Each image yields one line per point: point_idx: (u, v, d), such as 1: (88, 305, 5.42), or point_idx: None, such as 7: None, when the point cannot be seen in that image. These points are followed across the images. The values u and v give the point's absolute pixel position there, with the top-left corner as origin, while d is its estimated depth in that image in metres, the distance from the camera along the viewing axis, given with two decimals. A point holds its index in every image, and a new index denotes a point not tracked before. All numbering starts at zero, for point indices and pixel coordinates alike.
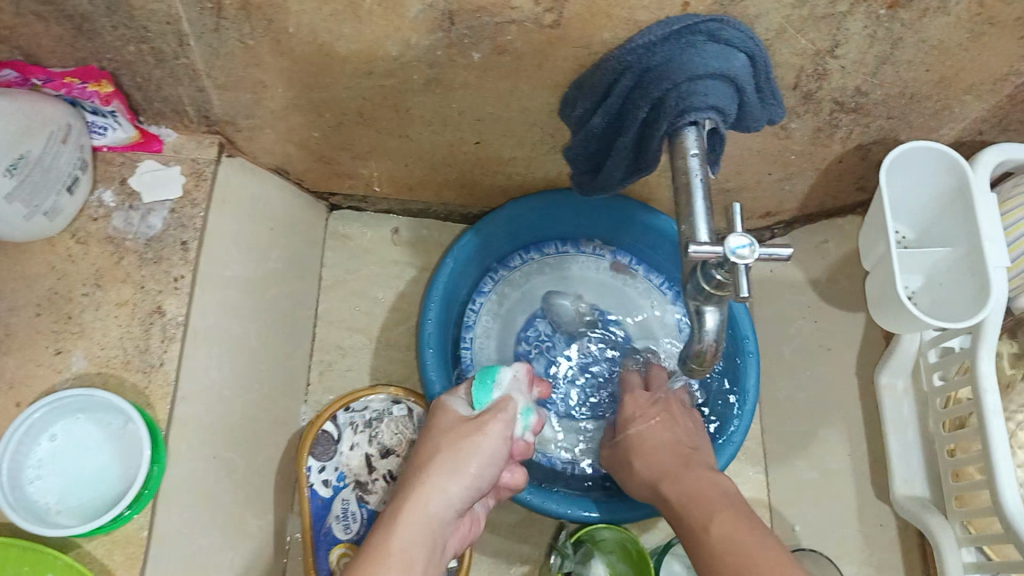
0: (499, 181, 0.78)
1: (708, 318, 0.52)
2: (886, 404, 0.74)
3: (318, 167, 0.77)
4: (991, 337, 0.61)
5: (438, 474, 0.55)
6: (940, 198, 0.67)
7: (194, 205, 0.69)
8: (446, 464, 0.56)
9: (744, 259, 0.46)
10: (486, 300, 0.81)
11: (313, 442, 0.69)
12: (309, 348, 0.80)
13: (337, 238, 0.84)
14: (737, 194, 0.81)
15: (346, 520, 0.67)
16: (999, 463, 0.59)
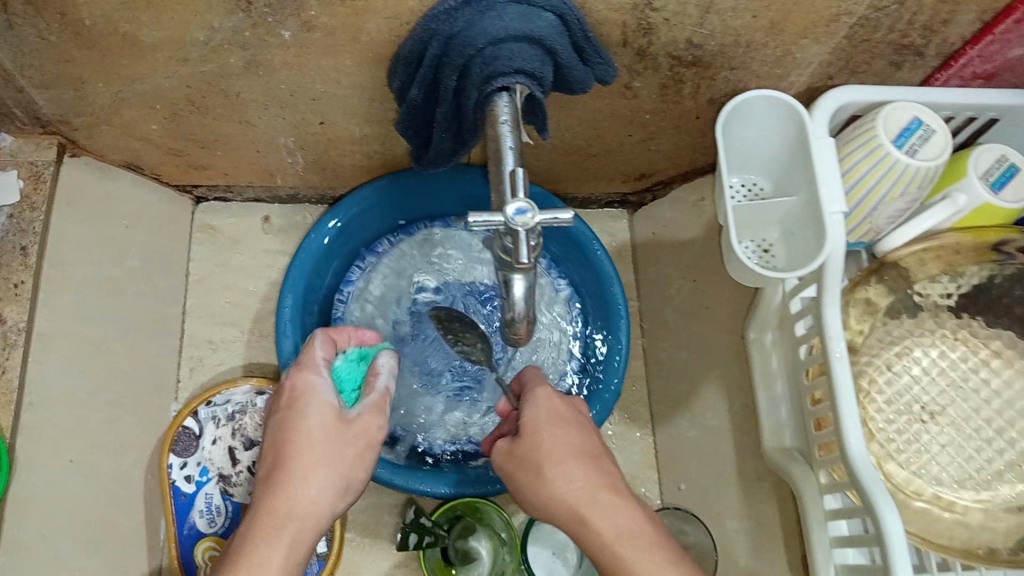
0: (358, 162, 0.77)
1: (515, 285, 0.53)
2: (756, 357, 0.74)
3: (170, 160, 0.75)
4: (833, 283, 0.60)
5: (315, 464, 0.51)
6: (785, 147, 0.66)
7: (32, 209, 0.68)
8: (316, 464, 0.51)
9: (524, 225, 0.46)
10: (355, 288, 0.80)
11: (174, 439, 0.69)
12: (179, 344, 0.80)
13: (205, 231, 0.83)
14: (602, 157, 0.81)
15: (210, 514, 0.69)
16: (845, 407, 0.59)
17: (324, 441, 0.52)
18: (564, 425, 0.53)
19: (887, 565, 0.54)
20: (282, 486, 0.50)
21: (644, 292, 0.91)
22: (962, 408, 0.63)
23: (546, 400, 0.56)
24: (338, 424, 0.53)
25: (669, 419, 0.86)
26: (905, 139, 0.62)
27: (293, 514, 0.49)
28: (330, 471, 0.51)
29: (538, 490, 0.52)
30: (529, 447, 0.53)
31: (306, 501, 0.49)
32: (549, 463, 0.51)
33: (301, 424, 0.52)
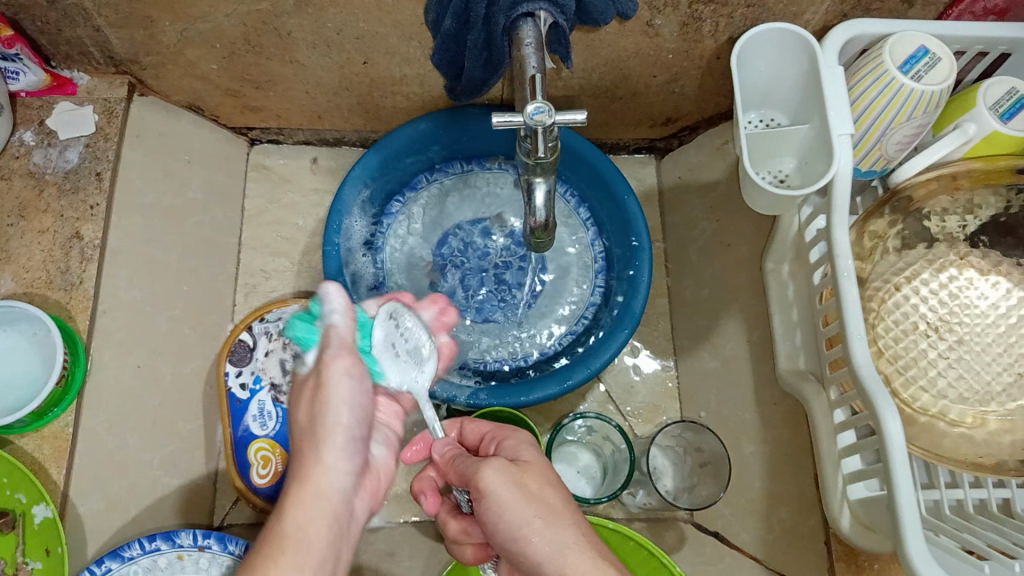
0: (400, 104, 0.83)
1: (536, 192, 0.58)
2: (773, 286, 0.76)
3: (229, 101, 0.82)
4: (842, 202, 0.63)
5: (319, 460, 0.52)
6: (798, 79, 0.70)
7: (106, 139, 0.75)
8: (317, 452, 0.52)
9: (542, 122, 0.50)
10: (394, 222, 0.86)
11: (230, 350, 0.76)
12: (234, 272, 0.87)
13: (260, 170, 0.90)
14: (628, 100, 0.85)
15: (263, 419, 0.75)
16: (849, 312, 0.61)
17: (306, 428, 0.53)
18: (560, 487, 0.53)
19: (887, 462, 0.56)
20: (286, 505, 0.50)
21: (669, 235, 0.95)
22: (969, 325, 0.65)
23: (542, 460, 0.56)
24: (328, 396, 0.54)
25: (690, 352, 0.90)
26: (911, 66, 0.64)
27: (302, 524, 0.49)
28: (311, 458, 0.52)
29: (529, 548, 0.50)
30: (532, 496, 0.51)
31: (301, 506, 0.50)
32: (547, 521, 0.50)
33: (299, 420, 0.54)
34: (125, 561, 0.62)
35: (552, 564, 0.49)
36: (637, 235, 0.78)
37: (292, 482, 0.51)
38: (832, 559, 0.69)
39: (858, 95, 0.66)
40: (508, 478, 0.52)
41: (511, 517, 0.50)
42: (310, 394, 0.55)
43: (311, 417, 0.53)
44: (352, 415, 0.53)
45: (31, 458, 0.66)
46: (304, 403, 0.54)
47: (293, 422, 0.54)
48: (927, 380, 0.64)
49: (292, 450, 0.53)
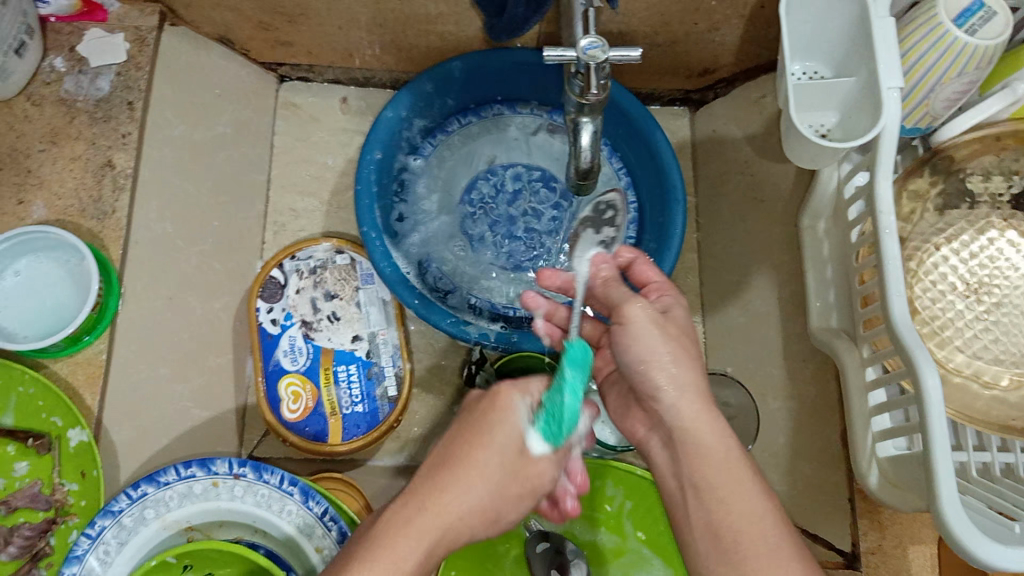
0: (433, 44, 0.81)
1: (584, 133, 0.57)
2: (808, 244, 0.75)
3: (260, 35, 0.80)
4: (889, 152, 0.62)
5: (453, 498, 0.48)
6: (847, 32, 0.68)
7: (138, 69, 0.74)
8: (466, 499, 0.48)
9: (595, 58, 0.49)
10: (427, 164, 0.85)
11: (261, 286, 0.75)
12: (262, 211, 0.85)
13: (288, 107, 0.88)
14: (666, 48, 0.83)
15: (293, 354, 0.75)
16: (889, 265, 0.60)
17: (474, 466, 0.49)
18: (686, 338, 0.54)
19: (925, 422, 0.55)
20: (418, 523, 0.46)
21: (701, 188, 0.94)
22: (1006, 287, 0.65)
23: (687, 319, 0.57)
24: (513, 468, 0.50)
25: (718, 307, 0.90)
26: (966, 19, 0.63)
27: (412, 575, 0.45)
28: (462, 497, 0.48)
29: (649, 380, 0.53)
30: (665, 331, 0.54)
31: (426, 547, 0.46)
32: (675, 358, 0.52)
33: (477, 453, 0.50)
34: (162, 485, 0.62)
35: (669, 395, 0.52)
36: (673, 186, 0.77)
37: (435, 503, 0.47)
38: (855, 514, 0.71)
39: (909, 48, 0.65)
40: (648, 313, 0.54)
41: (639, 345, 0.53)
42: (502, 448, 0.50)
43: (485, 475, 0.49)
44: (505, 506, 0.50)
45: (65, 383, 0.68)
46: (493, 445, 0.50)
47: (470, 445, 0.50)
48: (963, 340, 0.64)
49: (451, 475, 0.49)
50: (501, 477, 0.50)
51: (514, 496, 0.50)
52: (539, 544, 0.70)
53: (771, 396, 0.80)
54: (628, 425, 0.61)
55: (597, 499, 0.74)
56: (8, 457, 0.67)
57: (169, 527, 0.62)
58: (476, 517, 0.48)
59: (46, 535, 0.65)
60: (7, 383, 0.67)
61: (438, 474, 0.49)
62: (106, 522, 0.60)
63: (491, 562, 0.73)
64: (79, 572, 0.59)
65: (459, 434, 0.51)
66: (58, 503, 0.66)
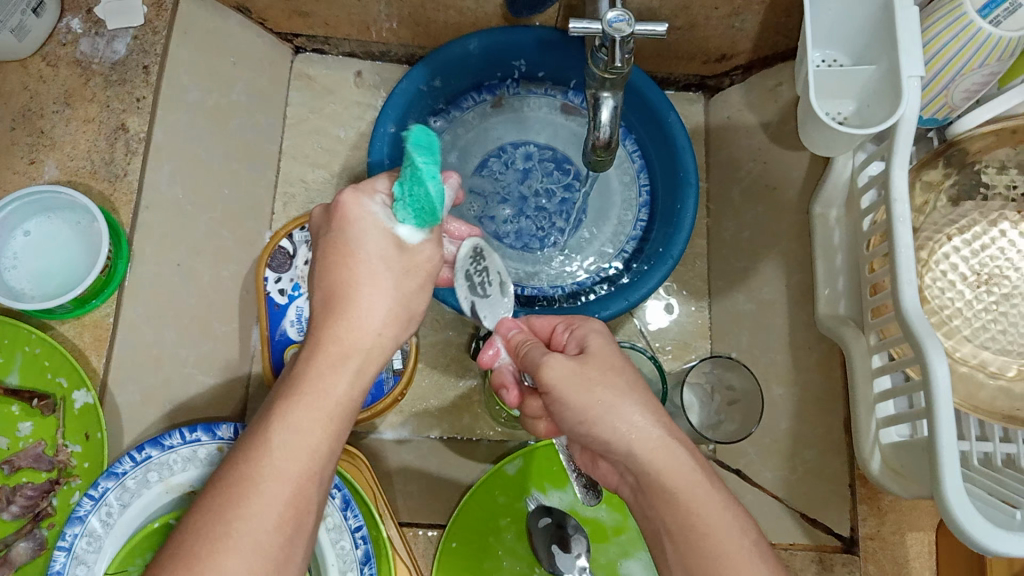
0: (451, 19, 0.81)
1: (603, 109, 0.57)
2: (819, 231, 0.75)
3: (277, 4, 0.80)
4: (907, 137, 0.61)
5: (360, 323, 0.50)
6: (868, 19, 0.68)
7: (155, 32, 0.74)
8: (374, 319, 0.51)
9: (620, 31, 0.49)
10: (439, 140, 0.85)
11: (269, 255, 0.75)
12: (274, 180, 0.85)
13: (302, 79, 0.88)
14: (685, 32, 0.83)
15: (300, 325, 0.75)
16: (902, 255, 0.59)
17: (362, 288, 0.50)
18: (624, 372, 0.53)
19: (930, 409, 0.55)
20: (329, 354, 0.49)
21: (713, 174, 0.94)
22: (1016, 279, 0.64)
23: (608, 348, 0.55)
24: (393, 266, 0.51)
25: (726, 294, 0.90)
26: (991, 10, 0.62)
27: (340, 397, 0.49)
28: (358, 321, 0.50)
29: (596, 429, 0.51)
30: (591, 381, 0.52)
31: (345, 372, 0.49)
32: (614, 405, 0.51)
33: (357, 270, 0.50)
34: (166, 449, 0.62)
35: (621, 442, 0.51)
36: (685, 169, 0.77)
37: (337, 334, 0.50)
38: (855, 500, 0.72)
39: (931, 37, 0.65)
40: (569, 366, 0.52)
41: (576, 403, 0.51)
42: (384, 257, 0.51)
43: (374, 291, 0.51)
44: (413, 306, 0.53)
45: (72, 345, 0.68)
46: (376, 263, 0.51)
47: (343, 266, 0.51)
48: (971, 330, 0.64)
49: (345, 301, 0.50)
50: (396, 286, 0.51)
51: (414, 289, 0.52)
52: (541, 519, 0.72)
53: (776, 382, 0.80)
54: (598, 472, 0.59)
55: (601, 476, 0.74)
56: (13, 417, 0.67)
57: (172, 491, 0.62)
58: (379, 336, 0.51)
59: (47, 496, 0.65)
60: (14, 341, 0.67)
61: (335, 303, 0.51)
62: (109, 484, 0.60)
63: (493, 536, 0.73)
64: (82, 533, 0.59)
65: (337, 253, 0.51)
66: (60, 464, 0.66)
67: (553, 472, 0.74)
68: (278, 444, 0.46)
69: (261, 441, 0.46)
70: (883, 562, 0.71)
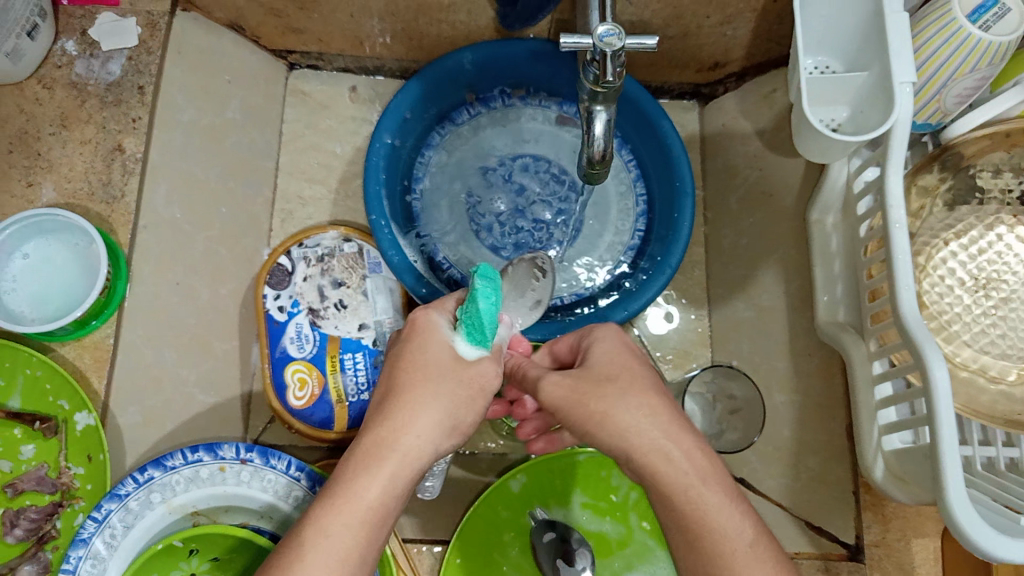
0: (445, 33, 0.81)
1: (597, 121, 0.56)
2: (817, 238, 0.75)
3: (270, 22, 0.80)
4: (902, 142, 0.61)
5: (410, 432, 0.49)
6: (859, 25, 0.68)
7: (149, 53, 0.74)
8: (422, 425, 0.50)
9: (612, 45, 0.49)
10: (434, 154, 0.85)
11: (268, 273, 0.75)
12: (270, 197, 0.85)
13: (298, 95, 0.88)
14: (678, 41, 0.84)
15: (300, 342, 0.74)
16: (898, 262, 0.60)
17: (415, 393, 0.51)
18: (618, 380, 0.52)
19: (932, 413, 0.55)
20: (369, 456, 0.48)
21: (709, 182, 0.94)
22: (1014, 283, 0.65)
23: (612, 357, 0.54)
24: (453, 379, 0.52)
25: (725, 301, 0.89)
26: (980, 15, 0.63)
27: (371, 504, 0.47)
28: (403, 422, 0.49)
29: (594, 440, 0.51)
30: (583, 393, 0.52)
31: (383, 475, 0.47)
32: (604, 415, 0.50)
33: (417, 378, 0.51)
34: (168, 469, 0.62)
35: (618, 450, 0.49)
36: (681, 178, 0.77)
37: (380, 435, 0.49)
38: (858, 508, 0.71)
39: (922, 43, 0.65)
40: (564, 385, 0.53)
41: (572, 419, 0.52)
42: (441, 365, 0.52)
43: (425, 393, 0.51)
44: (466, 415, 0.51)
45: (72, 367, 0.68)
46: (430, 370, 0.52)
47: (405, 370, 0.52)
48: (970, 335, 0.64)
49: (395, 403, 0.50)
50: (449, 396, 0.51)
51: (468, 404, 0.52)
52: (545, 534, 0.72)
53: (777, 389, 0.80)
54: None
55: (604, 488, 0.74)
56: (15, 440, 0.66)
57: (174, 511, 0.62)
58: (421, 441, 0.49)
59: (52, 518, 0.65)
60: (13, 365, 0.67)
61: (385, 408, 0.51)
62: (113, 506, 0.60)
63: (497, 552, 0.73)
64: (86, 555, 0.59)
65: (402, 365, 0.53)
66: (63, 486, 0.66)
67: (554, 486, 0.74)
68: (309, 555, 0.45)
69: (291, 552, 0.45)
70: (888, 569, 0.71)
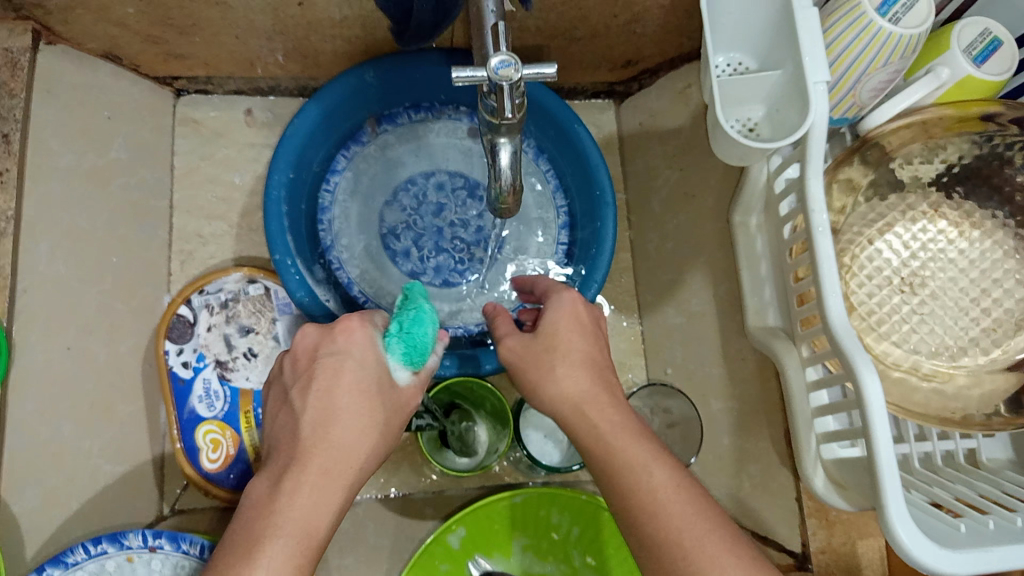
0: (341, 49, 0.75)
1: (502, 153, 0.52)
2: (741, 241, 0.73)
3: (149, 48, 0.74)
4: (817, 149, 0.59)
5: (339, 442, 0.48)
6: (770, 22, 0.66)
7: (11, 96, 0.65)
8: (346, 436, 0.48)
9: (507, 79, 0.45)
10: (341, 179, 0.80)
11: (168, 327, 0.70)
12: (167, 239, 0.80)
13: (188, 124, 0.82)
14: (588, 42, 0.80)
15: (209, 399, 0.70)
16: (824, 270, 0.58)
17: (365, 410, 0.50)
18: (556, 346, 0.53)
19: (866, 426, 0.53)
20: (300, 476, 0.46)
21: (631, 184, 0.92)
22: (939, 276, 0.63)
23: (562, 320, 0.54)
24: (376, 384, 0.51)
25: (656, 308, 0.88)
26: (889, 7, 0.61)
27: (302, 523, 0.45)
28: (354, 444, 0.48)
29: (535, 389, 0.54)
30: (532, 350, 0.54)
31: (317, 492, 0.46)
32: (543, 373, 0.52)
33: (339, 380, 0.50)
34: (69, 566, 0.60)
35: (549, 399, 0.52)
36: (601, 188, 0.73)
37: (314, 452, 0.47)
38: (803, 515, 0.68)
39: (834, 38, 0.63)
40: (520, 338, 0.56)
41: (519, 369, 0.55)
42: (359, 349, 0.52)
43: (378, 412, 0.50)
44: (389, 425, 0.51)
45: None
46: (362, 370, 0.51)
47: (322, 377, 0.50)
48: (899, 335, 0.62)
49: (346, 430, 0.48)
50: (374, 404, 0.50)
51: (392, 404, 0.52)
52: None
53: (715, 397, 0.79)
54: None
55: (543, 528, 0.72)
56: None
57: None
58: (364, 452, 0.49)
59: None
60: None
61: (313, 413, 0.49)
62: None
63: None
64: None
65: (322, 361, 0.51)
66: None
67: (493, 531, 0.72)
68: None
69: None
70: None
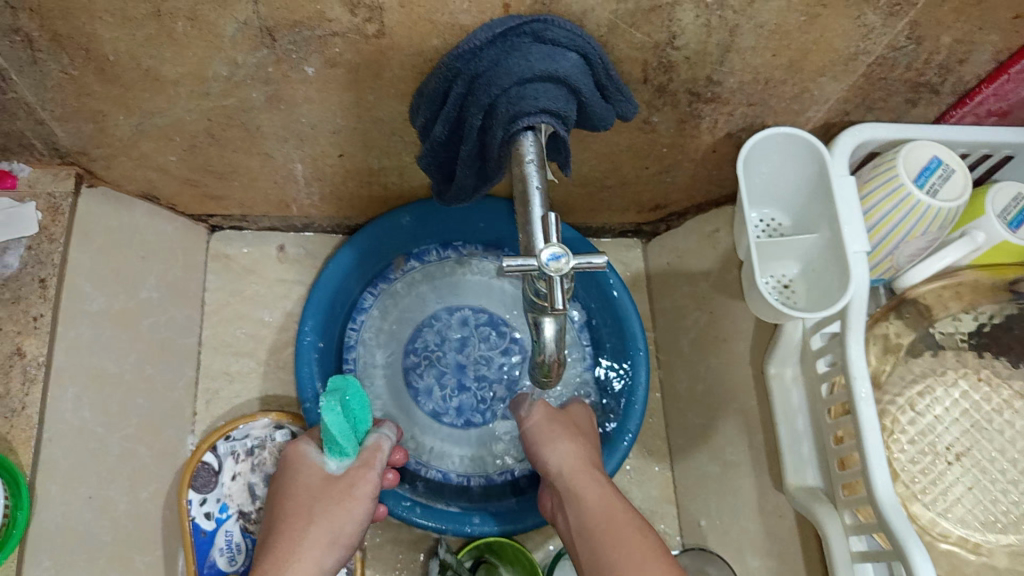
0: (376, 193, 0.76)
1: (545, 328, 0.52)
2: (775, 393, 0.70)
3: (186, 190, 0.75)
4: (858, 318, 0.58)
5: (300, 546, 0.58)
6: (805, 184, 0.66)
7: (51, 241, 0.66)
8: (303, 545, 0.57)
9: (559, 270, 0.45)
10: (368, 317, 0.80)
11: (192, 475, 0.70)
12: (194, 376, 0.80)
13: (220, 260, 0.83)
14: (617, 188, 0.81)
15: (230, 552, 0.69)
16: (869, 440, 0.55)
17: (313, 519, 0.59)
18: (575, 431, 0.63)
19: None
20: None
21: (659, 323, 0.92)
22: (985, 447, 0.59)
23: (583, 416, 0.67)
24: (325, 498, 0.60)
25: (687, 453, 0.86)
26: (926, 178, 0.61)
27: None
28: (309, 548, 0.58)
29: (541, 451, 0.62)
30: (554, 422, 0.63)
31: None
32: (560, 439, 0.61)
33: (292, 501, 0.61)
34: None
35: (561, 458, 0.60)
36: (633, 336, 0.75)
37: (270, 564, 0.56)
38: None
39: (871, 205, 0.62)
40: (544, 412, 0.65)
41: (534, 435, 0.63)
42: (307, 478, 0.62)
43: (327, 517, 0.59)
44: (344, 526, 0.59)
45: None
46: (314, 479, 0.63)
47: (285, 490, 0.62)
48: (947, 507, 0.58)
49: (288, 526, 0.59)
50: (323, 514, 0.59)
51: (341, 511, 0.60)
52: None
53: (751, 553, 0.76)
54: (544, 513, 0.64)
55: None
56: None
57: None
58: (323, 552, 0.58)
59: None
60: None
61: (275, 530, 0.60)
62: None
63: None
64: None
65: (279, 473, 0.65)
66: None
67: None
68: None
69: None
70: None
